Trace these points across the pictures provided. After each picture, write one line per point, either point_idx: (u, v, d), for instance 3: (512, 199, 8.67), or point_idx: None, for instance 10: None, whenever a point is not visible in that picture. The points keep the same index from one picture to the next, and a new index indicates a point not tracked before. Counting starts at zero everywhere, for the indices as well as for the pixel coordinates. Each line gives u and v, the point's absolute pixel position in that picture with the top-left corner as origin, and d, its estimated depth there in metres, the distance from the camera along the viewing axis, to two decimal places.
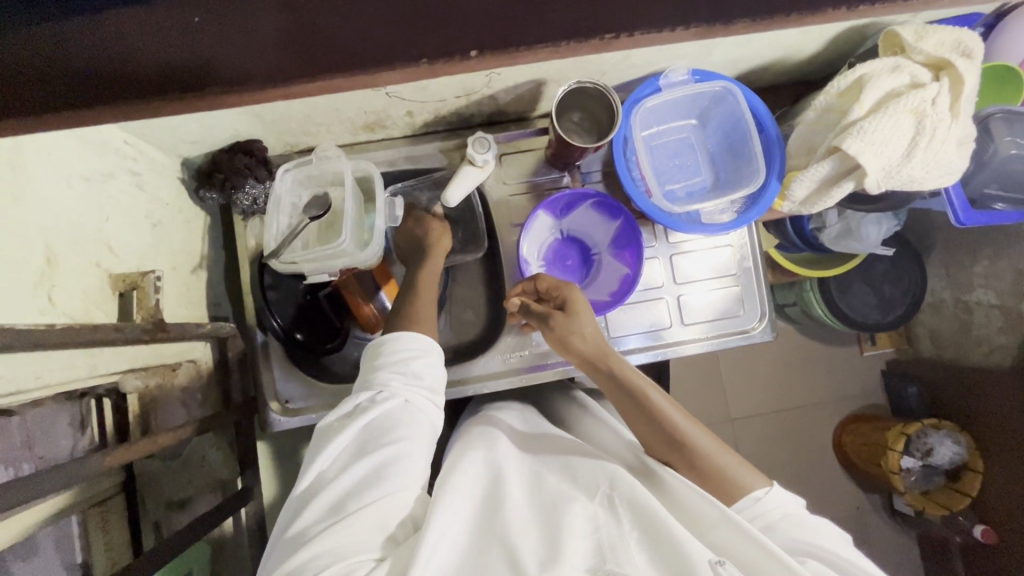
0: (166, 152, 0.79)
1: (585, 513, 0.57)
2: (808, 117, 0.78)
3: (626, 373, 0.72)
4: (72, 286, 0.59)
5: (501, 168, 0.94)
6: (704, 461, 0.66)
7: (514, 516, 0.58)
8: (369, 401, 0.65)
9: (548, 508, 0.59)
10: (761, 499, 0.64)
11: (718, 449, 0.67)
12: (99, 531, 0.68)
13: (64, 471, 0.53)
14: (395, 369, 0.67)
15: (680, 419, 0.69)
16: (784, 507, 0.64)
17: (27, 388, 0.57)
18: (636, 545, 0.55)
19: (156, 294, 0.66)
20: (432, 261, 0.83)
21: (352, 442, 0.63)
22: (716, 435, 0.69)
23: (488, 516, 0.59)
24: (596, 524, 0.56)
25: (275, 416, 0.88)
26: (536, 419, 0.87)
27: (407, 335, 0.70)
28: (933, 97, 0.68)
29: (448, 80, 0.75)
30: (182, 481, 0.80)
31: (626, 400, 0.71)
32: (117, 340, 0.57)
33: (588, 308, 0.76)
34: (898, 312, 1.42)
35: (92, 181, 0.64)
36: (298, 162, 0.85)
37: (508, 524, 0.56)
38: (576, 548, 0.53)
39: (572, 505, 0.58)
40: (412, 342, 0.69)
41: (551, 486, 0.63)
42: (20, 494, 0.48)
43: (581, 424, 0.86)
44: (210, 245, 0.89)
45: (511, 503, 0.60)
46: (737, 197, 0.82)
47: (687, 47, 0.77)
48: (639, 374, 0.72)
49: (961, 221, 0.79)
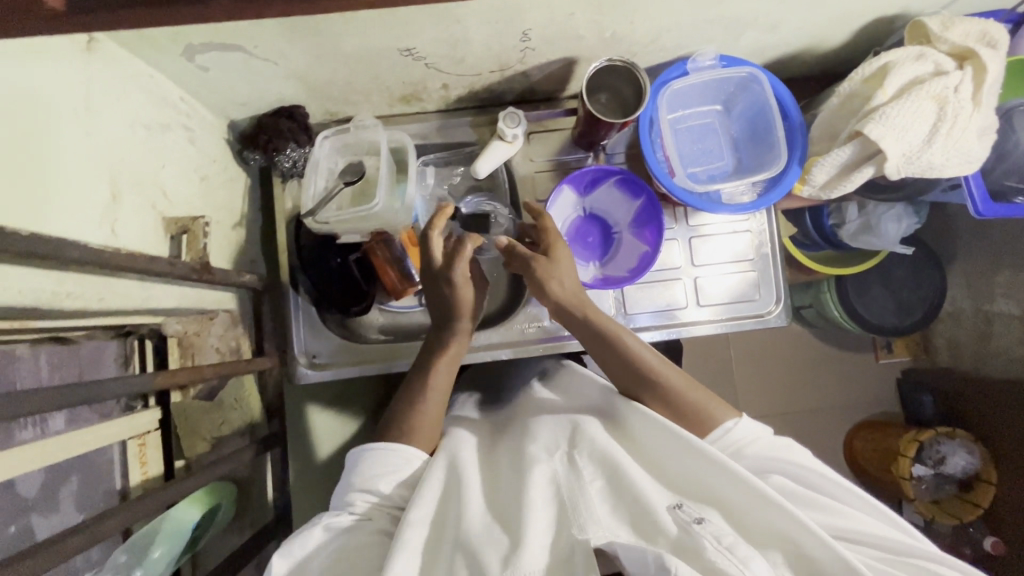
0: (215, 112, 0.84)
1: (547, 478, 0.64)
2: (832, 103, 0.79)
3: (599, 321, 0.80)
4: (132, 221, 0.64)
5: (529, 146, 0.97)
6: (678, 397, 0.74)
7: (474, 513, 0.62)
8: (331, 517, 0.66)
9: (514, 490, 0.64)
10: (731, 430, 0.70)
11: (691, 384, 0.75)
12: (137, 463, 0.78)
13: (124, 381, 0.58)
14: (363, 487, 0.68)
15: (651, 359, 0.78)
16: (753, 433, 0.70)
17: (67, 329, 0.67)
18: (596, 491, 0.61)
19: (205, 238, 0.70)
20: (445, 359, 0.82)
21: (312, 554, 0.62)
22: (683, 372, 0.77)
23: (452, 523, 0.62)
24: (558, 485, 0.63)
25: (302, 369, 0.92)
26: (512, 412, 0.90)
27: (379, 445, 0.73)
28: (956, 84, 0.70)
29: (484, 53, 0.78)
30: (217, 420, 0.84)
31: (603, 351, 0.79)
32: (169, 273, 0.61)
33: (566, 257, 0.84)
34: (916, 317, 1.42)
35: (152, 129, 0.69)
36: (337, 129, 0.89)
37: (468, 529, 0.59)
38: (539, 519, 0.59)
39: (533, 474, 0.64)
40: (383, 457, 0.71)
41: (519, 462, 0.68)
42: (86, 394, 0.53)
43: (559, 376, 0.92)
44: (250, 205, 0.93)
45: (470, 502, 0.64)
46: (757, 179, 0.84)
47: (717, 30, 0.80)
48: (610, 321, 0.80)
49: (981, 213, 0.79)
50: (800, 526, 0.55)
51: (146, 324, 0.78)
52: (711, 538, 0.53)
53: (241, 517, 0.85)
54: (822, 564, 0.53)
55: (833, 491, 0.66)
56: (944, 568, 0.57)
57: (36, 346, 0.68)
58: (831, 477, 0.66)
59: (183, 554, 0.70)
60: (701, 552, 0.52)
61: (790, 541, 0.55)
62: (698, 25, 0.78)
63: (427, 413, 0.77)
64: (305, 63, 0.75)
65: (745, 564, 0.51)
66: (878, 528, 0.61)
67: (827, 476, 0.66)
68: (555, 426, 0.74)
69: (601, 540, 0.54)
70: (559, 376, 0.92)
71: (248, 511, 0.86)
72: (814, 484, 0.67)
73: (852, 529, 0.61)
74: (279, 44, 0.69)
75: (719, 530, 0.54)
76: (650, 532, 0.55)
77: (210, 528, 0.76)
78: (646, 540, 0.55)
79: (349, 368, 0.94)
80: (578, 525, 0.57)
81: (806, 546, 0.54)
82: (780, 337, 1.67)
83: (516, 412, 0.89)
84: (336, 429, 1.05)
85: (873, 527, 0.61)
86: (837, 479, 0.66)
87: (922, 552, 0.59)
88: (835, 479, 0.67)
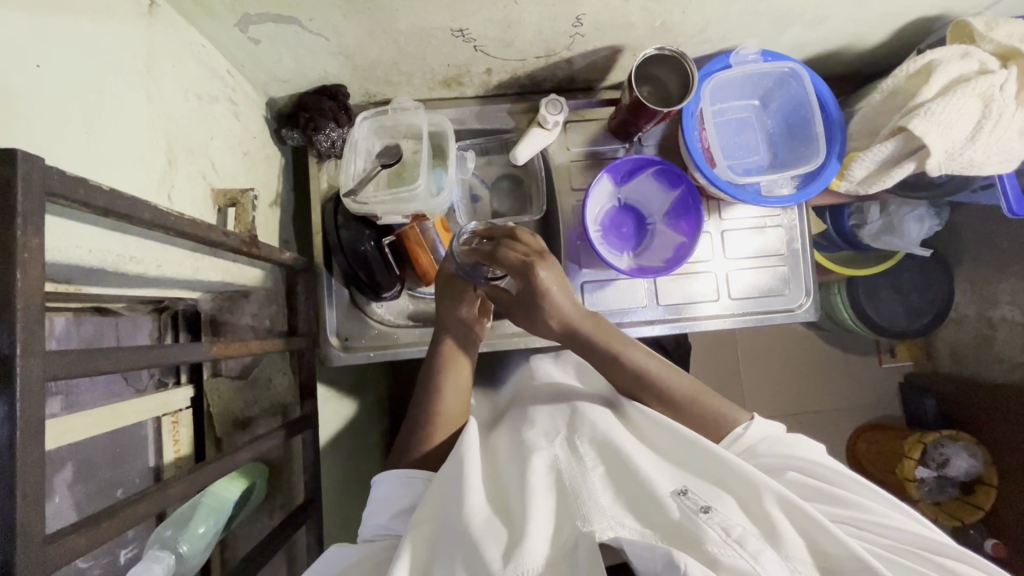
0: (257, 88, 0.83)
1: (548, 463, 0.65)
2: (874, 100, 0.81)
3: (605, 340, 0.79)
4: (185, 190, 0.63)
5: (565, 134, 0.97)
6: (686, 406, 0.78)
7: (475, 506, 0.61)
8: (335, 549, 0.66)
9: (515, 477, 0.65)
10: (742, 435, 0.74)
11: (698, 389, 0.79)
12: (169, 440, 0.77)
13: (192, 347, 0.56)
14: (370, 521, 0.69)
15: (653, 368, 0.79)
16: (764, 432, 0.74)
17: (108, 299, 0.65)
18: (598, 480, 0.61)
19: (254, 211, 0.69)
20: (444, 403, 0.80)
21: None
22: (688, 375, 0.80)
23: (452, 514, 0.62)
24: (559, 471, 0.64)
25: (335, 352, 0.91)
26: (512, 395, 0.94)
27: (397, 473, 0.72)
28: (1001, 82, 0.72)
29: (534, 38, 0.78)
30: (248, 400, 0.84)
31: (606, 364, 0.80)
32: (223, 244, 0.60)
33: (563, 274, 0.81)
34: (924, 321, 1.45)
35: (203, 99, 0.68)
36: (376, 111, 0.89)
37: (469, 521, 0.59)
38: (542, 507, 0.59)
39: (535, 463, 0.65)
40: (384, 485, 0.72)
41: (520, 447, 0.70)
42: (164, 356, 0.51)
43: (563, 364, 0.96)
44: (285, 184, 0.92)
45: (471, 486, 0.64)
46: (796, 173, 0.84)
47: (763, 23, 0.81)
48: (616, 337, 0.79)
49: (1015, 212, 0.80)
50: (808, 519, 0.57)
51: (183, 300, 0.78)
52: (718, 531, 0.53)
53: (270, 499, 0.85)
54: (836, 556, 0.55)
55: (845, 482, 0.68)
56: (952, 560, 0.58)
57: (78, 315, 0.67)
58: (846, 473, 0.68)
59: (223, 530, 0.68)
60: (699, 542, 0.52)
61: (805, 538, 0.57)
62: (746, 18, 0.79)
63: (444, 414, 0.79)
64: (357, 40, 0.75)
65: (756, 558, 0.51)
66: (890, 520, 0.62)
67: (838, 469, 0.68)
68: (553, 411, 0.77)
69: (606, 534, 0.53)
70: (565, 367, 0.95)
71: (277, 493, 0.84)
72: (829, 478, 0.68)
73: (863, 517, 0.62)
74: (335, 18, 0.69)
75: (725, 522, 0.55)
76: (651, 517, 0.56)
77: (246, 506, 0.75)
78: (649, 526, 0.55)
79: (378, 350, 0.93)
80: (582, 515, 0.57)
81: (819, 540, 0.56)
82: (788, 338, 1.68)
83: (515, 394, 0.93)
84: (357, 415, 1.04)
85: (885, 517, 0.62)
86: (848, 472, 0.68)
87: (932, 544, 0.60)
88: (849, 474, 0.68)
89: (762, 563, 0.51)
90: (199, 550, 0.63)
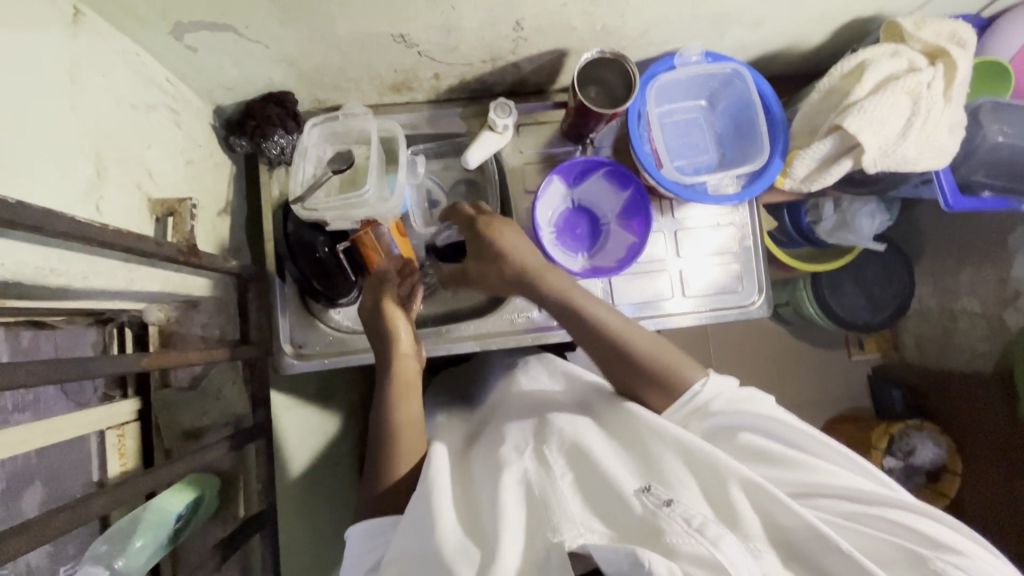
0: (202, 96, 0.82)
1: (518, 478, 0.65)
2: (812, 99, 0.82)
3: (559, 291, 0.81)
4: (115, 200, 0.62)
5: (518, 138, 0.98)
6: (647, 363, 0.76)
7: (445, 529, 0.61)
8: None
9: (488, 494, 0.65)
10: (701, 391, 0.73)
11: (657, 346, 0.77)
12: (115, 453, 0.75)
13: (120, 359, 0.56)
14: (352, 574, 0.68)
15: (615, 322, 0.80)
16: (722, 389, 0.74)
17: (39, 312, 0.64)
18: (567, 490, 0.62)
19: (192, 220, 0.69)
20: (399, 415, 0.80)
21: None
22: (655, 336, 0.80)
23: (423, 542, 0.61)
24: (529, 482, 0.65)
25: (289, 360, 0.91)
26: (488, 411, 0.93)
27: (365, 524, 0.70)
28: (929, 81, 0.74)
29: (476, 42, 0.79)
30: (199, 411, 0.83)
31: (568, 317, 0.81)
32: (156, 255, 0.60)
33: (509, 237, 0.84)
34: (887, 313, 1.47)
35: (138, 109, 0.68)
36: (325, 117, 0.88)
37: (442, 543, 0.59)
38: (513, 519, 0.60)
39: (504, 477, 0.65)
40: (358, 539, 0.70)
41: (492, 464, 0.70)
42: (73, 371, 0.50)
43: (532, 372, 0.96)
44: (235, 192, 0.91)
45: (442, 508, 0.64)
46: (741, 172, 0.86)
47: (703, 26, 0.82)
48: (574, 291, 0.81)
49: (951, 206, 0.82)
50: (772, 498, 0.57)
51: (126, 310, 0.76)
52: (680, 522, 0.53)
53: (223, 511, 0.84)
54: (791, 530, 0.55)
55: (800, 439, 0.68)
56: (904, 515, 0.59)
57: (10, 328, 0.67)
58: (796, 428, 0.68)
59: (168, 543, 0.68)
60: (662, 534, 0.53)
61: (764, 514, 0.57)
62: (686, 20, 0.80)
63: (400, 429, 0.79)
64: (298, 47, 0.75)
65: (717, 544, 0.50)
66: (841, 481, 0.63)
67: (789, 424, 0.69)
68: (521, 428, 0.77)
69: (577, 542, 0.54)
70: (535, 373, 0.95)
71: (231, 504, 0.84)
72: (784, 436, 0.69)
73: (818, 485, 0.63)
74: (271, 25, 0.69)
75: (688, 512, 0.55)
76: (619, 518, 0.57)
77: (194, 519, 0.73)
78: (616, 529, 0.56)
79: (336, 357, 0.93)
80: (553, 526, 0.57)
81: (777, 515, 0.56)
82: (758, 334, 1.70)
83: (491, 410, 0.91)
84: (320, 423, 1.03)
85: (837, 478, 0.63)
86: (805, 430, 0.68)
87: (883, 499, 0.61)
88: (802, 429, 0.69)
89: (722, 550, 0.50)
90: (138, 567, 0.63)
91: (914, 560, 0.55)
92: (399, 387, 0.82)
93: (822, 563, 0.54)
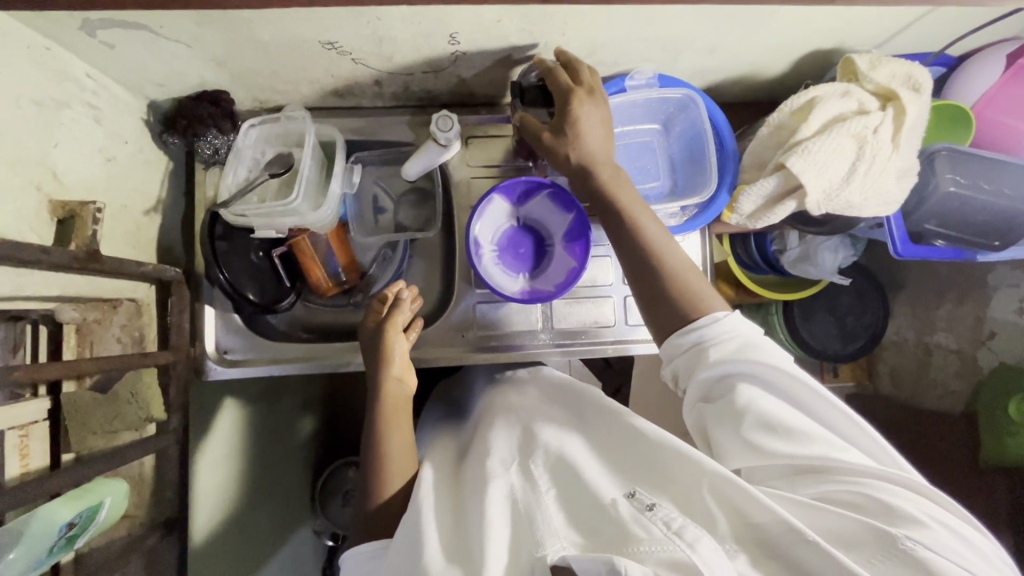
0: (132, 92, 0.80)
1: (502, 488, 0.64)
2: (761, 133, 0.79)
3: (609, 190, 0.75)
4: (6, 203, 0.59)
5: (467, 150, 0.96)
6: (679, 282, 0.71)
7: (434, 549, 0.59)
8: None
9: (473, 506, 0.63)
10: (720, 320, 0.68)
11: (688, 272, 0.72)
12: (15, 454, 0.71)
13: None
14: None
15: (656, 237, 0.74)
16: (737, 326, 0.68)
17: None
18: (552, 506, 0.60)
19: (94, 225, 0.66)
20: (396, 435, 0.78)
21: None
22: (690, 261, 0.74)
23: (410, 564, 0.60)
24: (514, 494, 0.63)
25: (212, 364, 0.90)
26: (475, 422, 0.88)
27: (360, 546, 0.69)
28: (876, 124, 0.71)
29: (413, 53, 0.76)
30: (111, 414, 0.78)
31: (613, 220, 0.75)
32: (42, 263, 0.58)
33: (587, 126, 0.74)
34: (859, 345, 1.42)
35: (45, 106, 0.65)
36: (265, 118, 0.85)
37: (427, 566, 0.57)
38: (498, 538, 0.58)
39: (489, 486, 0.64)
40: (355, 558, 0.68)
41: (478, 477, 0.68)
42: None
43: (501, 390, 0.91)
44: (170, 190, 0.89)
45: (427, 528, 0.62)
46: (687, 204, 0.83)
47: (653, 49, 0.79)
48: (624, 191, 0.75)
49: (899, 253, 0.79)
50: (745, 493, 0.54)
51: (36, 308, 0.71)
52: (661, 526, 0.53)
53: (133, 515, 0.83)
54: (763, 526, 0.52)
55: (802, 396, 0.63)
56: (885, 493, 0.56)
57: None
58: (803, 382, 0.63)
59: (53, 552, 0.67)
60: (633, 540, 0.53)
61: (733, 507, 0.54)
62: (634, 43, 0.77)
63: (393, 443, 0.77)
64: (223, 48, 0.72)
65: (693, 547, 0.50)
66: (827, 453, 0.59)
67: (802, 382, 0.63)
68: (507, 436, 0.74)
69: (558, 554, 0.54)
70: (507, 382, 0.93)
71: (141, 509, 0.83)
72: (785, 390, 0.64)
73: (809, 453, 0.60)
74: (187, 26, 0.66)
75: (669, 515, 0.54)
76: (598, 529, 0.56)
77: (91, 525, 0.72)
78: (595, 536, 0.55)
79: (265, 364, 0.92)
80: (537, 541, 0.56)
81: (747, 510, 0.54)
82: None
83: (478, 423, 0.85)
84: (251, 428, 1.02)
85: (824, 448, 0.60)
86: (807, 383, 0.63)
87: (866, 471, 0.58)
88: (807, 384, 0.63)
89: (699, 552, 0.49)
90: None
91: (882, 539, 0.52)
92: (394, 410, 0.80)
93: (807, 566, 0.50)
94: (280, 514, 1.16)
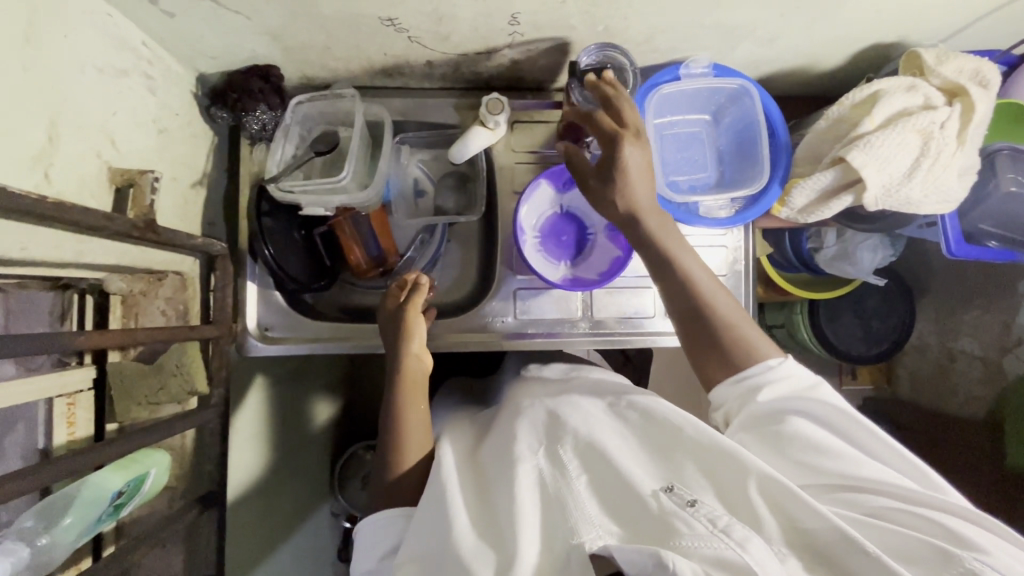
0: (184, 64, 0.79)
1: (530, 473, 0.63)
2: (819, 126, 0.78)
3: (656, 233, 0.73)
4: (70, 168, 0.59)
5: (512, 135, 0.95)
6: (730, 329, 0.72)
7: (462, 531, 0.59)
8: None
9: (501, 491, 0.62)
10: (774, 368, 0.69)
11: (738, 317, 0.72)
12: (65, 422, 0.71)
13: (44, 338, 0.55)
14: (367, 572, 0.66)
15: (704, 280, 0.74)
16: (789, 369, 0.69)
17: None
18: (584, 492, 0.59)
19: (152, 194, 0.67)
20: (411, 412, 0.77)
21: None
22: (739, 306, 0.74)
23: (439, 544, 0.60)
24: (544, 479, 0.62)
25: (252, 341, 0.90)
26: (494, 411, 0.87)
27: (376, 516, 0.70)
28: (942, 120, 0.70)
29: (471, 33, 0.75)
30: (154, 387, 0.78)
31: (657, 263, 0.74)
32: (105, 229, 0.58)
33: (633, 172, 0.70)
34: (881, 347, 1.41)
35: (106, 73, 0.65)
36: (313, 95, 0.85)
37: (458, 546, 0.57)
38: (530, 527, 0.57)
39: (518, 469, 0.63)
40: (373, 529, 0.69)
41: (503, 459, 0.66)
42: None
43: (524, 381, 0.90)
44: (213, 164, 0.89)
45: (455, 508, 0.62)
46: (738, 196, 0.81)
47: (712, 37, 0.78)
48: (671, 234, 0.74)
49: (953, 252, 0.77)
50: (794, 496, 0.53)
51: (87, 278, 0.70)
52: (705, 522, 0.52)
53: (173, 487, 0.83)
54: (812, 532, 0.52)
55: (850, 428, 0.63)
56: (947, 515, 0.54)
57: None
58: (853, 416, 0.63)
59: (101, 519, 0.67)
60: (678, 534, 0.51)
61: (785, 513, 0.53)
62: (694, 30, 0.76)
63: (409, 419, 0.76)
64: (280, 21, 0.71)
65: (743, 546, 0.49)
66: (878, 476, 0.59)
67: (851, 415, 0.63)
68: (529, 416, 0.71)
69: (597, 544, 0.53)
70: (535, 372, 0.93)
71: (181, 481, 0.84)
72: (833, 424, 0.64)
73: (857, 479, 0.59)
74: None
75: (712, 513, 0.53)
76: (637, 520, 0.55)
77: (135, 496, 0.72)
78: (633, 529, 0.54)
79: (303, 344, 0.92)
80: (571, 529, 0.55)
81: (800, 518, 0.53)
82: None
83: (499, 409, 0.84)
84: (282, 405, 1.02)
85: (875, 474, 0.59)
86: (858, 418, 0.63)
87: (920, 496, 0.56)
88: (855, 417, 0.64)
89: (750, 553, 0.48)
90: (63, 545, 0.63)
91: (944, 556, 0.49)
92: (411, 387, 0.79)
93: (851, 565, 0.49)
94: (304, 493, 1.16)
